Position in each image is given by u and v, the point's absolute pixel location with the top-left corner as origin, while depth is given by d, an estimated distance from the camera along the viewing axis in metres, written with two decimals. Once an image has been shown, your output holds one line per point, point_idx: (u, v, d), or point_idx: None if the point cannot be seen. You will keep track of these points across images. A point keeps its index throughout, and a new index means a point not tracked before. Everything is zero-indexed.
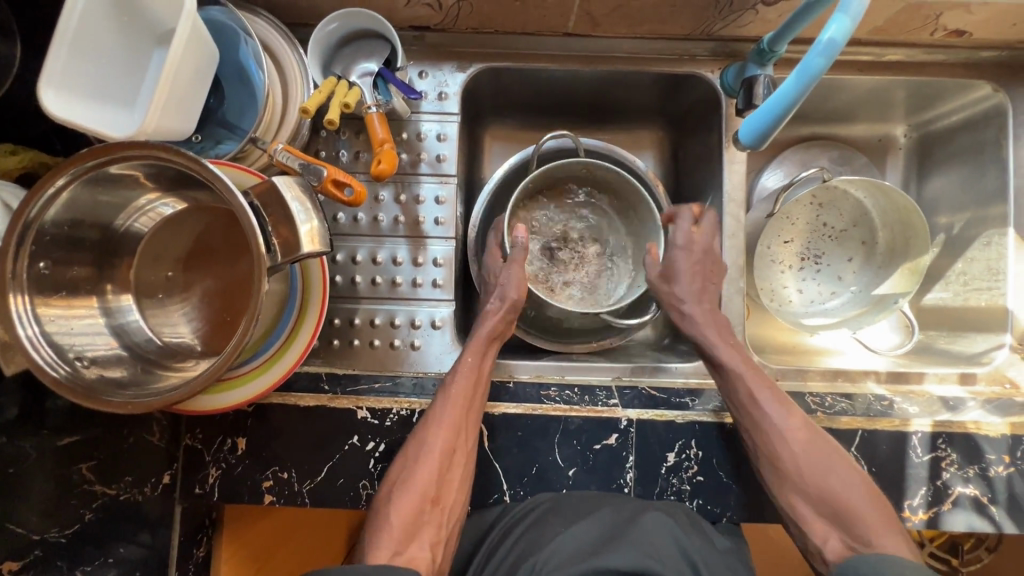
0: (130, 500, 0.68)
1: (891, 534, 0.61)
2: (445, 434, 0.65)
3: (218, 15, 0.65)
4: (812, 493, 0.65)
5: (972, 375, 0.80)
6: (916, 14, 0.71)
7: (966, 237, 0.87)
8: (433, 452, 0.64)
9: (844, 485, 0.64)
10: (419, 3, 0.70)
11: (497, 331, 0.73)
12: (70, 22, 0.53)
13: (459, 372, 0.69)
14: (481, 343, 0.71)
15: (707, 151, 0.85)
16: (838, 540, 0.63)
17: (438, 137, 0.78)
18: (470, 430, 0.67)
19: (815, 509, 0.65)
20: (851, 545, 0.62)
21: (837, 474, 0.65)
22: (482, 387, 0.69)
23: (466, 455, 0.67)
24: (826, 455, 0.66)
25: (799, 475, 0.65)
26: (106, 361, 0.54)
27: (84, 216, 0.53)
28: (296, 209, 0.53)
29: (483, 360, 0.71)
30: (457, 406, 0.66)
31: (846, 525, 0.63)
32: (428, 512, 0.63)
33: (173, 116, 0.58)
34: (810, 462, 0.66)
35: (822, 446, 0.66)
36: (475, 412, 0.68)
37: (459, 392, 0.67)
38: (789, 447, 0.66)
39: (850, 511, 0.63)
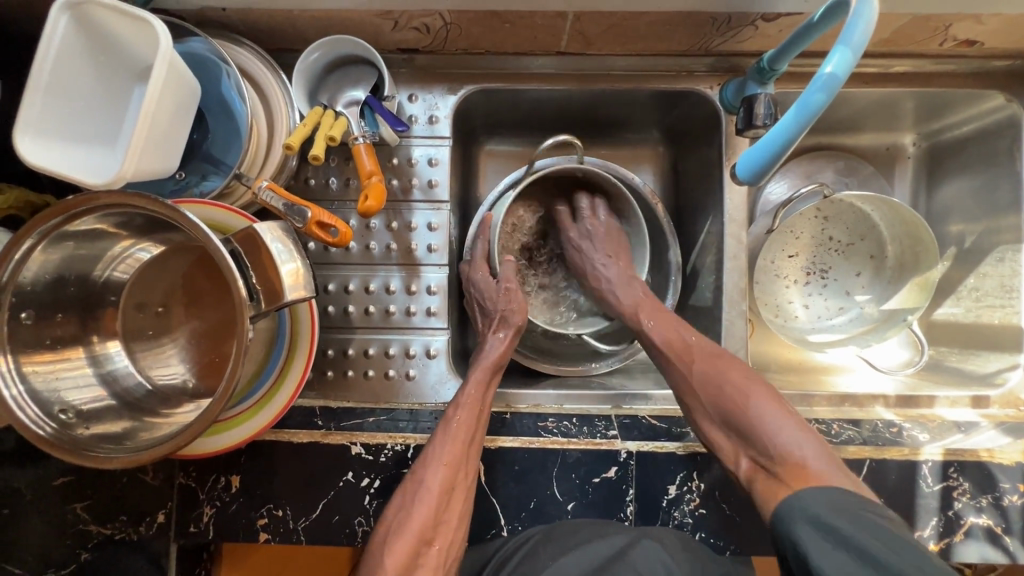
0: (125, 539, 0.68)
1: (801, 441, 0.56)
2: (444, 470, 0.62)
3: (197, 47, 0.63)
4: (715, 415, 0.62)
5: (985, 398, 0.77)
6: (923, 27, 0.68)
7: (978, 251, 0.85)
8: (432, 489, 0.61)
9: (739, 393, 0.61)
10: (407, 27, 0.68)
11: (500, 359, 0.71)
12: (43, 66, 0.52)
13: (461, 404, 0.67)
14: (486, 371, 0.69)
15: (707, 168, 0.82)
16: (747, 456, 0.59)
17: (429, 162, 0.76)
18: (470, 467, 0.65)
19: (722, 431, 0.62)
20: (761, 458, 0.58)
21: (728, 382, 0.62)
22: (483, 419, 0.67)
23: (465, 493, 0.64)
24: (717, 365, 0.64)
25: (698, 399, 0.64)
26: (94, 413, 0.53)
27: (65, 265, 0.52)
28: (278, 249, 0.51)
29: (486, 394, 0.68)
30: (457, 441, 0.64)
31: (752, 440, 0.59)
32: (425, 553, 0.59)
33: (154, 156, 0.56)
34: (703, 379, 0.64)
35: (714, 357, 0.65)
36: (475, 450, 0.66)
37: (463, 425, 0.65)
38: (686, 372, 0.65)
39: (747, 417, 0.60)
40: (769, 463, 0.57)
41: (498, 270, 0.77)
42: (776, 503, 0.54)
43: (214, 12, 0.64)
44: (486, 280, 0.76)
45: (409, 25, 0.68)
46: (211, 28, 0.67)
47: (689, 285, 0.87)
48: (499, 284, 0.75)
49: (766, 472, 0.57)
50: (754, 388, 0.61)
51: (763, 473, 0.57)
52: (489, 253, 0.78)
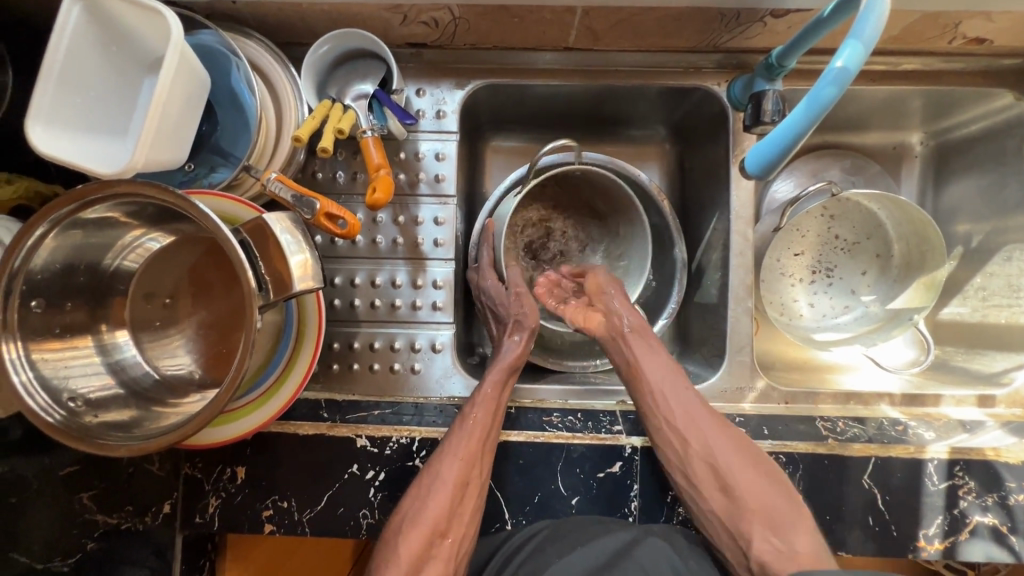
0: (132, 529, 0.68)
1: (804, 533, 0.59)
2: (459, 465, 0.63)
3: (207, 39, 0.63)
4: (723, 497, 0.62)
5: (992, 397, 0.77)
6: (932, 24, 0.68)
7: (985, 250, 0.84)
8: (448, 483, 0.62)
9: (749, 477, 0.62)
10: (415, 22, 0.68)
11: (517, 361, 0.71)
12: (56, 56, 0.52)
13: (479, 402, 0.67)
14: (502, 372, 0.69)
15: (714, 165, 0.82)
16: (757, 543, 0.60)
17: (436, 156, 0.77)
18: (486, 463, 0.65)
19: (726, 511, 0.62)
20: (776, 546, 0.59)
21: (741, 467, 0.63)
22: (499, 416, 0.67)
23: (481, 488, 0.64)
24: (734, 445, 0.64)
25: (706, 475, 0.63)
26: (102, 401, 0.54)
27: (76, 253, 0.52)
28: (286, 241, 0.51)
29: (501, 394, 0.68)
30: (473, 439, 0.64)
31: (770, 526, 0.60)
32: (438, 546, 0.60)
33: (164, 147, 0.57)
34: (714, 458, 0.64)
35: (733, 435, 0.65)
36: (490, 445, 0.66)
37: (478, 424, 0.65)
38: (702, 441, 0.64)
39: (761, 502, 0.61)
40: (780, 552, 0.58)
41: (506, 275, 0.76)
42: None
43: (224, 4, 0.64)
44: (498, 290, 0.75)
45: (417, 19, 0.68)
46: (221, 21, 0.68)
47: (695, 282, 0.87)
48: (509, 291, 0.75)
49: (775, 560, 0.58)
50: (762, 472, 0.62)
51: (780, 561, 0.58)
52: (496, 258, 0.78)
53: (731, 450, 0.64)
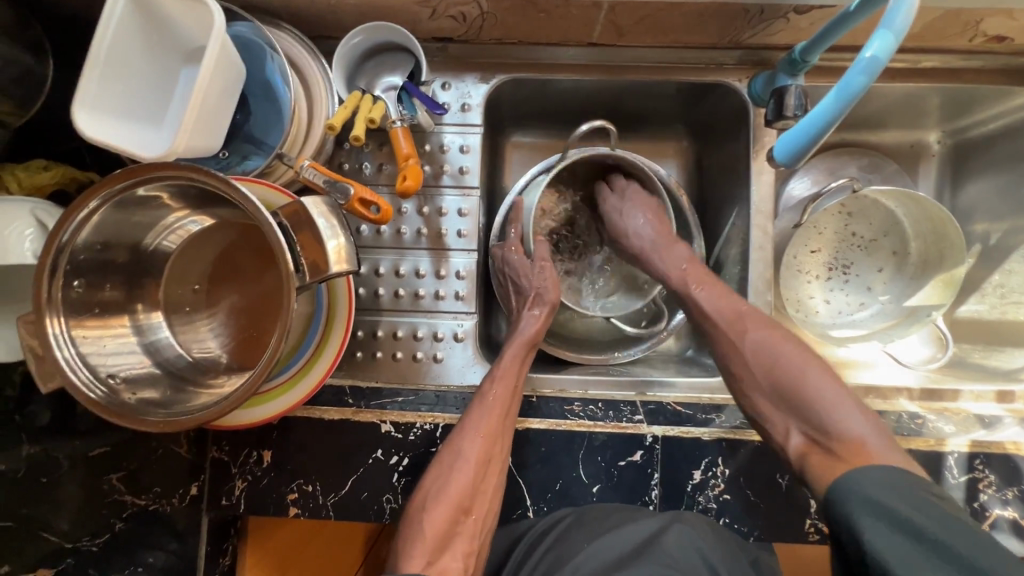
0: (160, 510, 0.69)
1: (854, 415, 0.56)
2: (480, 441, 0.64)
3: (244, 32, 0.65)
4: (767, 386, 0.61)
5: (1011, 393, 0.77)
6: (953, 22, 0.69)
7: (1003, 249, 0.85)
8: (469, 460, 0.63)
9: (794, 367, 0.60)
10: (444, 16, 0.70)
11: (535, 337, 0.73)
12: (103, 43, 0.54)
13: (498, 379, 0.68)
14: (521, 348, 0.71)
15: (733, 161, 0.83)
16: (800, 432, 0.58)
17: (461, 149, 0.78)
18: (506, 439, 0.66)
19: (770, 401, 0.61)
20: (815, 433, 0.57)
21: (785, 359, 0.61)
22: (517, 394, 0.69)
23: (502, 463, 0.65)
24: (774, 339, 0.63)
25: (749, 371, 0.63)
26: (138, 379, 0.55)
27: (117, 234, 0.54)
28: (323, 225, 0.53)
29: (518, 369, 0.70)
30: (493, 416, 0.65)
31: (809, 417, 0.58)
32: (460, 523, 0.61)
33: (203, 134, 0.58)
34: (756, 356, 0.63)
35: (773, 331, 0.64)
36: (511, 422, 0.67)
37: (498, 401, 0.66)
38: (737, 347, 0.65)
39: (804, 395, 0.58)
40: (827, 439, 0.56)
41: (531, 248, 0.78)
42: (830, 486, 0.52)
43: None
44: (521, 261, 0.77)
45: (446, 13, 0.69)
46: (255, 14, 0.69)
47: None
48: (536, 265, 0.77)
49: (819, 446, 0.56)
50: (809, 364, 0.60)
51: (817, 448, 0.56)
52: (523, 236, 0.79)
53: (774, 343, 0.63)
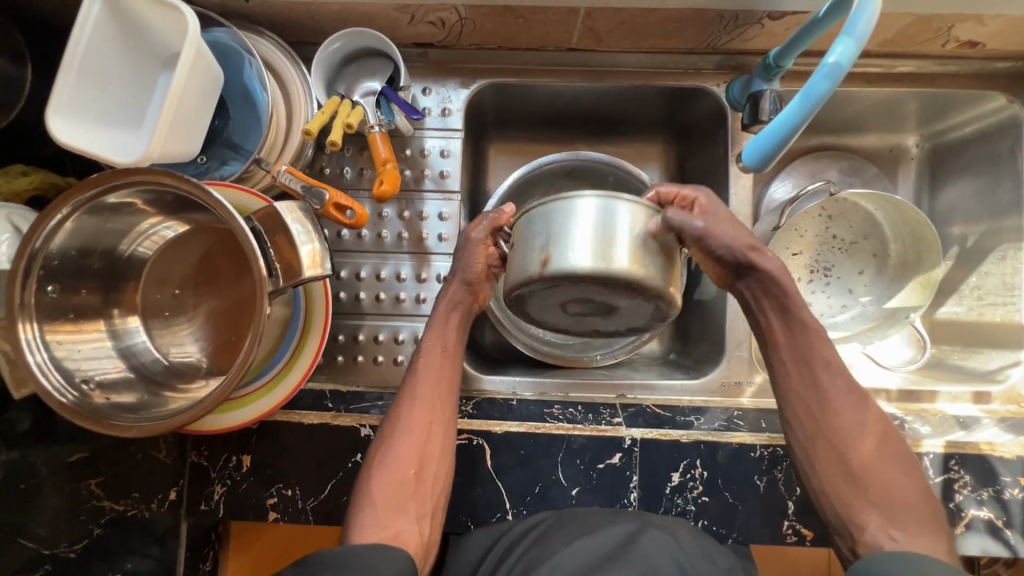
0: (138, 515, 0.69)
1: (922, 513, 0.57)
2: (419, 406, 0.64)
3: (222, 37, 0.65)
4: (847, 471, 0.60)
5: (987, 394, 0.78)
6: (925, 27, 0.70)
7: (980, 250, 0.86)
8: (410, 426, 0.63)
9: (876, 447, 0.61)
10: (423, 22, 0.70)
11: (461, 295, 0.70)
12: (77, 50, 0.54)
13: (428, 344, 0.68)
14: (450, 309, 0.69)
15: (713, 164, 0.84)
16: (878, 525, 0.57)
17: (442, 153, 0.78)
18: (447, 401, 0.66)
19: (844, 484, 0.60)
20: (891, 522, 0.57)
21: (872, 440, 0.61)
22: (451, 357, 0.68)
23: (446, 425, 0.65)
24: (849, 412, 0.62)
25: (842, 445, 0.61)
26: (113, 383, 0.55)
27: (92, 239, 0.54)
28: (297, 229, 0.53)
29: (449, 329, 0.69)
30: (428, 380, 0.66)
31: (881, 498, 0.58)
32: (411, 485, 0.61)
33: (178, 139, 0.58)
34: (851, 431, 0.62)
35: (865, 408, 0.63)
36: (451, 382, 0.67)
37: (429, 365, 0.67)
38: (835, 417, 0.62)
39: (882, 484, 0.59)
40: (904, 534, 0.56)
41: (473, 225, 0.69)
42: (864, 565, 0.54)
43: (238, 3, 0.67)
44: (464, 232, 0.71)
45: (424, 19, 0.70)
46: (235, 19, 0.70)
47: (694, 279, 0.88)
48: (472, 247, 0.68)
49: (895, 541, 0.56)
50: (889, 451, 0.61)
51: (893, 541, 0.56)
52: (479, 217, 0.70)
53: (867, 424, 0.62)
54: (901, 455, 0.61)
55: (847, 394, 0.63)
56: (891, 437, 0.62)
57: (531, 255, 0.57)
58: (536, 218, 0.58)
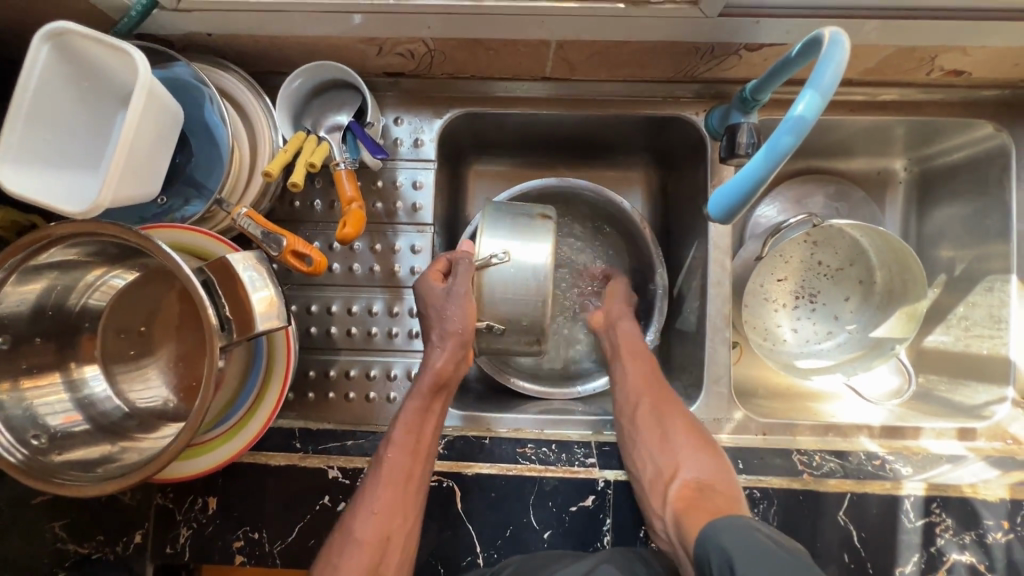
0: (103, 559, 0.68)
1: (709, 464, 0.64)
2: (375, 519, 0.61)
3: (181, 73, 0.63)
4: (655, 437, 0.67)
5: (972, 430, 0.76)
6: (907, 57, 0.68)
7: (968, 280, 0.83)
8: (361, 542, 0.60)
9: (671, 414, 0.69)
10: (391, 53, 0.69)
11: (440, 383, 0.67)
12: (25, 95, 0.52)
13: (394, 444, 0.65)
14: (421, 401, 0.67)
15: (694, 192, 0.82)
16: (682, 481, 0.63)
17: (414, 184, 0.77)
18: (409, 510, 0.63)
19: (647, 451, 0.67)
20: (696, 484, 0.62)
21: (669, 413, 0.69)
22: (422, 459, 0.65)
23: (402, 541, 0.62)
24: (652, 391, 0.71)
25: (642, 418, 0.70)
26: (67, 437, 0.54)
27: (45, 293, 0.53)
28: (251, 278, 0.52)
29: (425, 423, 0.67)
30: (392, 484, 0.63)
31: (677, 458, 0.65)
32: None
33: (133, 182, 0.57)
34: (648, 406, 0.70)
35: (658, 382, 0.72)
36: (418, 485, 0.64)
37: (395, 467, 0.64)
38: (643, 395, 0.71)
39: (685, 450, 0.66)
40: (705, 490, 0.61)
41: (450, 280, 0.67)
42: (708, 533, 0.53)
43: (200, 37, 0.65)
44: (430, 285, 0.68)
45: (393, 51, 0.68)
46: (199, 53, 0.68)
47: (676, 308, 0.87)
48: (450, 300, 0.66)
49: (698, 494, 0.61)
50: (681, 419, 0.69)
51: (693, 495, 0.61)
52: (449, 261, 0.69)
53: (661, 400, 0.70)
54: (688, 422, 0.69)
55: (647, 375, 0.73)
56: (676, 403, 0.71)
57: (540, 276, 0.65)
58: (511, 268, 0.65)
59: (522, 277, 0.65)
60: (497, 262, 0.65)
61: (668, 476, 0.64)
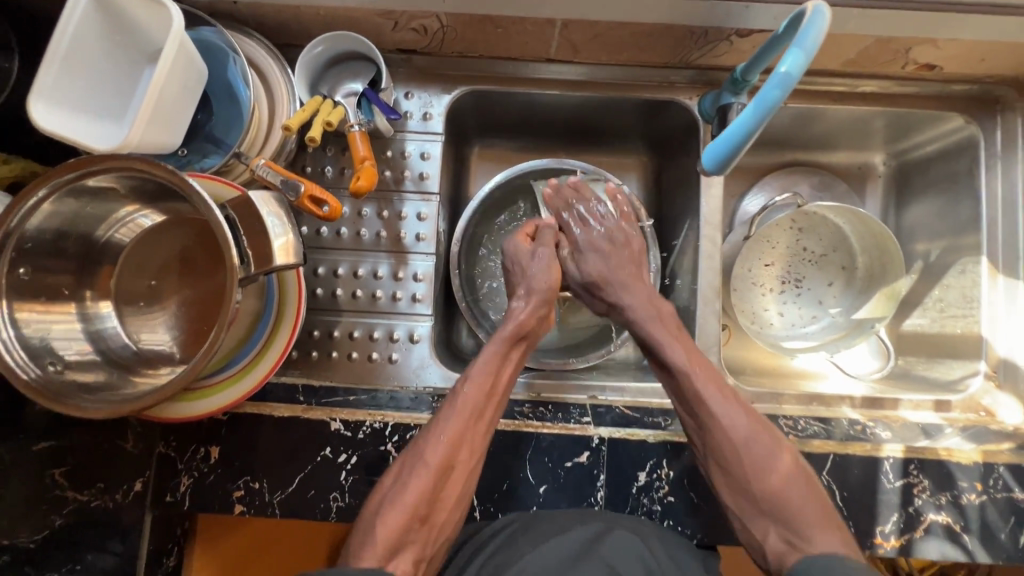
0: (100, 506, 0.68)
1: (817, 521, 0.61)
2: (445, 444, 0.62)
3: (209, 36, 0.67)
4: (739, 478, 0.64)
5: (948, 402, 0.80)
6: (884, 48, 0.74)
7: (941, 265, 0.88)
8: (430, 462, 0.62)
9: (752, 452, 0.65)
10: (406, 28, 0.73)
11: (521, 333, 0.72)
12: (63, 40, 0.56)
13: (471, 380, 0.67)
14: (501, 344, 0.70)
15: (687, 174, 0.86)
16: (775, 535, 0.62)
17: (422, 155, 0.80)
18: (476, 446, 0.65)
19: (733, 491, 0.65)
20: (783, 527, 0.62)
21: (756, 450, 0.65)
22: (494, 400, 0.67)
23: (462, 474, 0.64)
24: (743, 430, 0.66)
25: (730, 454, 0.65)
26: (80, 366, 0.55)
27: (70, 221, 0.55)
28: (272, 222, 0.54)
29: (502, 367, 0.69)
30: (469, 416, 0.65)
31: (769, 498, 0.63)
32: (415, 530, 0.59)
33: (157, 130, 0.60)
34: (739, 441, 0.65)
35: (735, 406, 0.67)
36: (488, 425, 0.67)
37: (471, 403, 0.65)
38: (725, 430, 0.66)
39: (779, 495, 0.63)
40: (796, 536, 0.61)
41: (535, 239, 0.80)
42: (800, 565, 0.58)
43: (225, 4, 0.69)
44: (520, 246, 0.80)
45: (408, 26, 0.72)
46: (222, 20, 0.72)
47: (669, 287, 0.90)
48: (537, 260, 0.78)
49: (793, 548, 0.61)
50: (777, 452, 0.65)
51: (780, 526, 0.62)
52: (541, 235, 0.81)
53: (754, 440, 0.65)
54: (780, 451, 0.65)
55: (728, 407, 0.67)
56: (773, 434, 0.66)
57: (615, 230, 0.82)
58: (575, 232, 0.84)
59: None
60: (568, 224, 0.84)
61: (757, 524, 0.64)
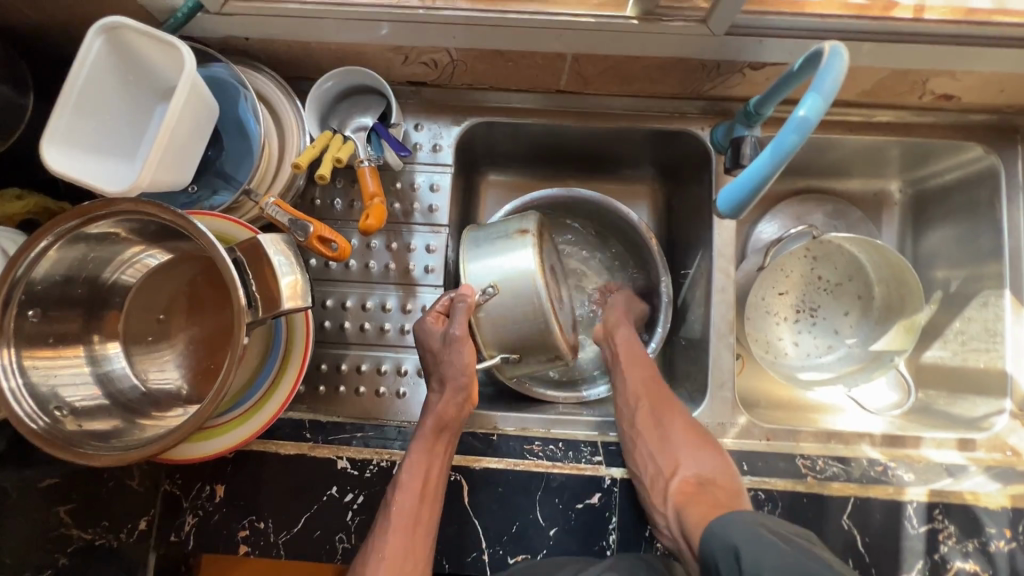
0: (105, 546, 0.67)
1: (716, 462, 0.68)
2: (386, 568, 0.61)
3: (220, 72, 0.67)
4: (652, 432, 0.71)
5: (972, 441, 0.77)
6: (901, 80, 0.73)
7: (962, 296, 0.86)
8: None
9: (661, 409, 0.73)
10: (416, 62, 0.73)
11: (444, 423, 0.67)
12: (76, 83, 0.56)
13: (401, 487, 0.65)
14: (426, 440, 0.67)
15: (698, 203, 0.85)
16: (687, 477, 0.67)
17: (431, 187, 0.80)
18: (419, 556, 0.63)
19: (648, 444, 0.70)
20: (696, 480, 0.66)
21: (662, 409, 0.73)
22: (429, 498, 0.65)
23: None
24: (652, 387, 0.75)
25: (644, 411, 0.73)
26: (87, 410, 0.55)
27: (76, 265, 0.55)
28: (279, 261, 0.54)
29: (433, 462, 0.66)
30: (403, 529, 0.63)
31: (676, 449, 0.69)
32: None
33: (169, 169, 0.60)
34: (650, 396, 0.74)
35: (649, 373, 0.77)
36: (427, 527, 0.64)
37: (405, 510, 0.63)
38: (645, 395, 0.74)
39: (688, 448, 0.69)
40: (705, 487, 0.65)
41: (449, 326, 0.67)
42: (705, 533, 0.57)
43: (237, 40, 0.69)
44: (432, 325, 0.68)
45: (418, 60, 0.72)
46: (233, 55, 0.72)
47: (681, 317, 0.89)
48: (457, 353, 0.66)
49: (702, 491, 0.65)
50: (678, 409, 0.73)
51: (695, 492, 0.65)
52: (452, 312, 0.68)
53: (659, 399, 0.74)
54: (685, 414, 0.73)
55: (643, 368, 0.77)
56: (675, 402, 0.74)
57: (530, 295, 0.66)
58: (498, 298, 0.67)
59: (519, 297, 0.66)
60: (490, 295, 0.67)
61: (668, 474, 0.67)
